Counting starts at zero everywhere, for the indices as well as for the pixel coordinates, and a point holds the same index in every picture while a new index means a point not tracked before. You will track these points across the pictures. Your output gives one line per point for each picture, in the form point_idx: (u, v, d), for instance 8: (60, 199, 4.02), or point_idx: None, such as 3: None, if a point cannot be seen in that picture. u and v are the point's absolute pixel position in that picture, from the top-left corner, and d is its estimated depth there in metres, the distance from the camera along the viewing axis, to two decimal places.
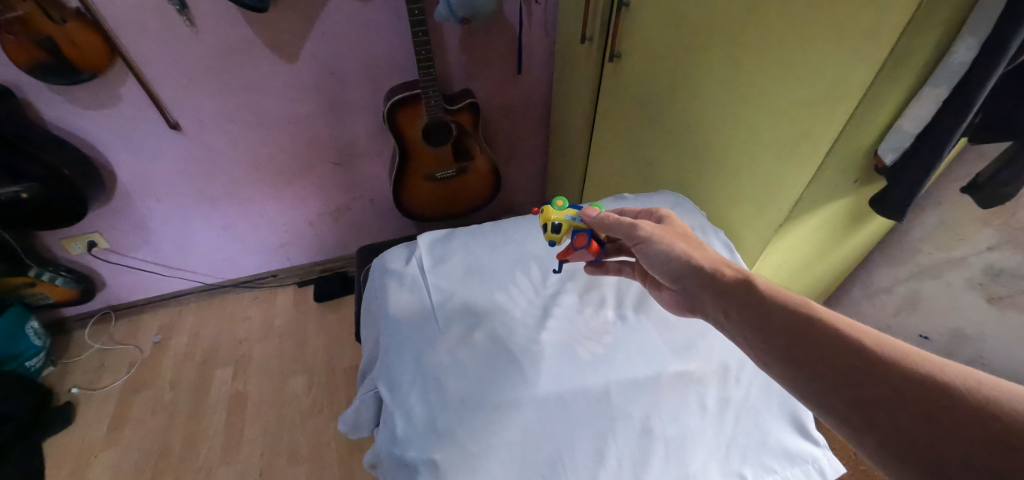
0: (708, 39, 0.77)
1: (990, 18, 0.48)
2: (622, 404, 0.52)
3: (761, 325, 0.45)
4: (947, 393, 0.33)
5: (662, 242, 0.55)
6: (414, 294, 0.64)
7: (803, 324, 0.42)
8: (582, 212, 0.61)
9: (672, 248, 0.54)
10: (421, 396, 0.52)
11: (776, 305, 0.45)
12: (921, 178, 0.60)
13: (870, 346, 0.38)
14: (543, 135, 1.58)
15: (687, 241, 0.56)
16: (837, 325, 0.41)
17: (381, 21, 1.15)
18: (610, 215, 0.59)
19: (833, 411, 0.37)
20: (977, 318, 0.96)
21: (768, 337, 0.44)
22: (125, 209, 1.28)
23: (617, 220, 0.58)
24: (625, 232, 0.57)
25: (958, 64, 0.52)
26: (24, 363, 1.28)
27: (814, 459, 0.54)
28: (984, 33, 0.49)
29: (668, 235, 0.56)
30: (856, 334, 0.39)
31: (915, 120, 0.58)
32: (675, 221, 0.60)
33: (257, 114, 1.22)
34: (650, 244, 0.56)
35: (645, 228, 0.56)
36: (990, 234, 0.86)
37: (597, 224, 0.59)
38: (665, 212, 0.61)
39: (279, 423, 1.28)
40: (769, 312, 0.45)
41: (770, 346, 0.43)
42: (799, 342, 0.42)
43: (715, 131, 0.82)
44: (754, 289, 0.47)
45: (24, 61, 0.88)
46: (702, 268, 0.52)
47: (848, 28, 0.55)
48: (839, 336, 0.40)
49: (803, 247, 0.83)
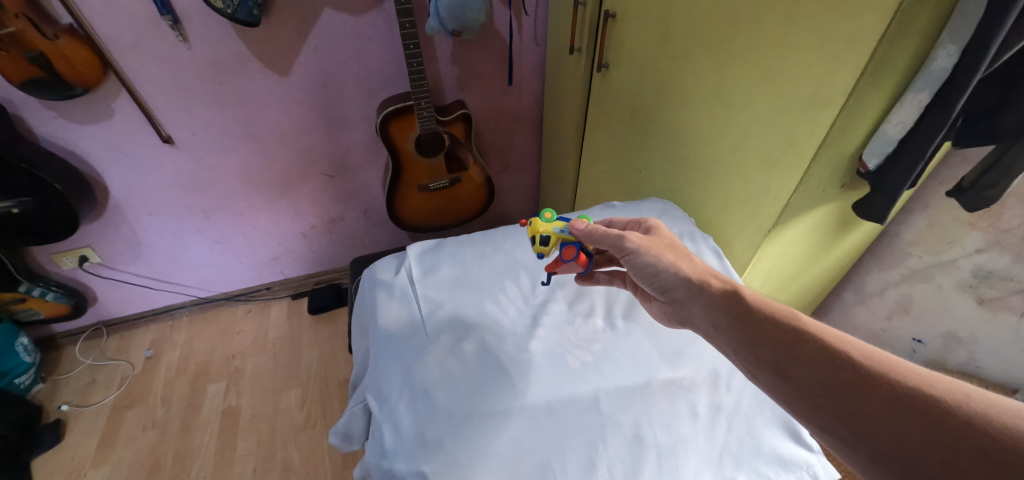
0: (693, 48, 0.78)
1: (970, 25, 0.50)
2: (612, 411, 0.52)
3: (750, 336, 0.44)
4: (938, 408, 0.33)
5: (650, 254, 0.54)
6: (404, 305, 0.64)
7: (790, 337, 0.42)
8: (571, 225, 0.60)
9: (660, 260, 0.54)
10: (410, 407, 0.52)
11: (765, 314, 0.45)
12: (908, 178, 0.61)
13: (859, 360, 0.38)
14: (535, 144, 1.59)
15: (675, 252, 0.55)
16: (825, 338, 0.41)
17: (372, 34, 1.16)
18: (598, 227, 0.59)
19: (822, 423, 0.37)
20: (968, 320, 0.95)
21: (756, 350, 0.43)
22: (116, 224, 1.27)
23: (605, 232, 0.57)
24: (613, 243, 0.57)
25: (939, 70, 0.54)
26: (13, 380, 1.26)
27: (809, 465, 0.52)
28: (964, 39, 0.51)
29: (656, 246, 0.55)
30: (845, 347, 0.39)
31: (898, 126, 0.59)
32: (662, 230, 0.59)
33: (250, 127, 1.22)
34: (638, 256, 0.55)
35: (634, 240, 0.56)
36: (977, 237, 0.87)
37: (586, 236, 0.59)
38: (653, 222, 0.60)
39: (272, 438, 1.27)
40: (756, 322, 0.45)
41: (760, 357, 0.43)
42: (787, 355, 0.41)
43: (702, 139, 0.83)
44: (739, 297, 0.47)
45: (17, 77, 0.88)
46: (691, 280, 0.51)
47: (829, 37, 0.56)
48: (826, 349, 0.40)
49: (794, 253, 0.84)
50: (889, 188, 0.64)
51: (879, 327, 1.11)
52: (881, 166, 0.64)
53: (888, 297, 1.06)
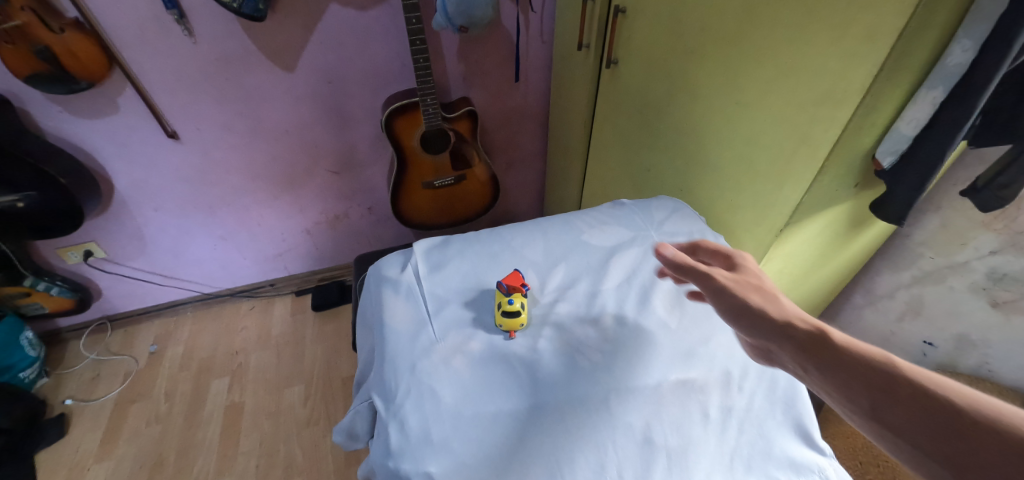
0: (707, 44, 0.77)
1: (987, 19, 0.48)
2: (622, 413, 0.51)
3: (834, 374, 0.40)
4: None
5: (736, 294, 0.49)
6: (410, 302, 0.62)
7: (905, 390, 0.36)
8: (657, 247, 0.55)
9: (747, 300, 0.48)
10: (417, 406, 0.50)
11: (871, 363, 0.39)
12: (924, 178, 0.59)
13: (998, 420, 0.32)
14: (541, 141, 1.58)
15: (764, 293, 0.49)
16: (951, 393, 0.35)
17: (378, 30, 1.15)
18: (685, 255, 0.54)
19: None
20: (981, 322, 0.92)
21: (865, 403, 0.37)
22: (121, 218, 1.27)
23: (692, 264, 0.52)
24: (696, 278, 0.52)
25: (954, 66, 0.52)
26: (18, 374, 1.27)
27: (821, 469, 0.51)
28: (980, 34, 0.49)
29: (743, 287, 0.50)
30: (976, 404, 0.33)
31: (912, 123, 0.57)
32: (751, 268, 0.54)
33: (255, 123, 1.22)
34: (722, 295, 0.50)
35: (720, 278, 0.51)
36: (991, 238, 0.84)
37: (669, 262, 0.54)
38: (742, 259, 0.55)
39: (275, 433, 1.27)
40: (845, 364, 0.39)
41: (869, 412, 0.37)
42: (905, 412, 0.35)
43: (714, 136, 0.81)
44: (835, 343, 0.41)
45: (22, 70, 0.88)
46: (779, 323, 0.45)
47: (848, 32, 0.54)
48: (951, 406, 0.34)
49: (804, 253, 0.82)
50: (904, 189, 0.62)
51: (889, 329, 1.09)
52: (896, 165, 0.62)
53: (898, 298, 1.05)
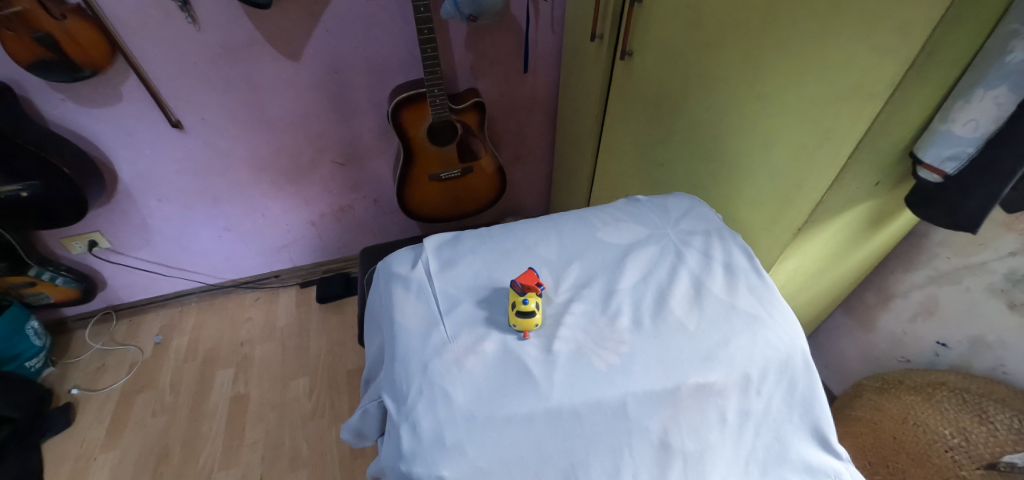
0: (728, 36, 0.74)
1: None
2: (640, 417, 0.49)
3: None
4: None
5: None
6: (421, 300, 0.61)
7: None
8: None
9: None
10: (428, 408, 0.49)
11: None
12: (1000, 185, 0.54)
13: None
14: (549, 134, 1.55)
15: None
16: None
17: (385, 18, 1.12)
18: None
19: None
20: (998, 325, 0.89)
21: None
22: (126, 209, 1.26)
23: None
24: None
25: (1017, 64, 0.50)
26: (23, 364, 1.27)
27: (837, 474, 0.53)
28: None
29: None
30: None
31: (969, 125, 0.54)
32: None
33: (260, 113, 1.20)
34: None
35: None
36: (1012, 239, 0.82)
37: None
38: None
39: (280, 425, 1.26)
40: None
41: None
42: None
43: (732, 132, 0.79)
44: None
45: (25, 59, 0.86)
46: None
47: (879, 25, 0.52)
48: None
49: (821, 252, 0.81)
50: (975, 196, 0.57)
51: (901, 330, 1.07)
52: (960, 172, 0.57)
53: (912, 298, 1.03)
